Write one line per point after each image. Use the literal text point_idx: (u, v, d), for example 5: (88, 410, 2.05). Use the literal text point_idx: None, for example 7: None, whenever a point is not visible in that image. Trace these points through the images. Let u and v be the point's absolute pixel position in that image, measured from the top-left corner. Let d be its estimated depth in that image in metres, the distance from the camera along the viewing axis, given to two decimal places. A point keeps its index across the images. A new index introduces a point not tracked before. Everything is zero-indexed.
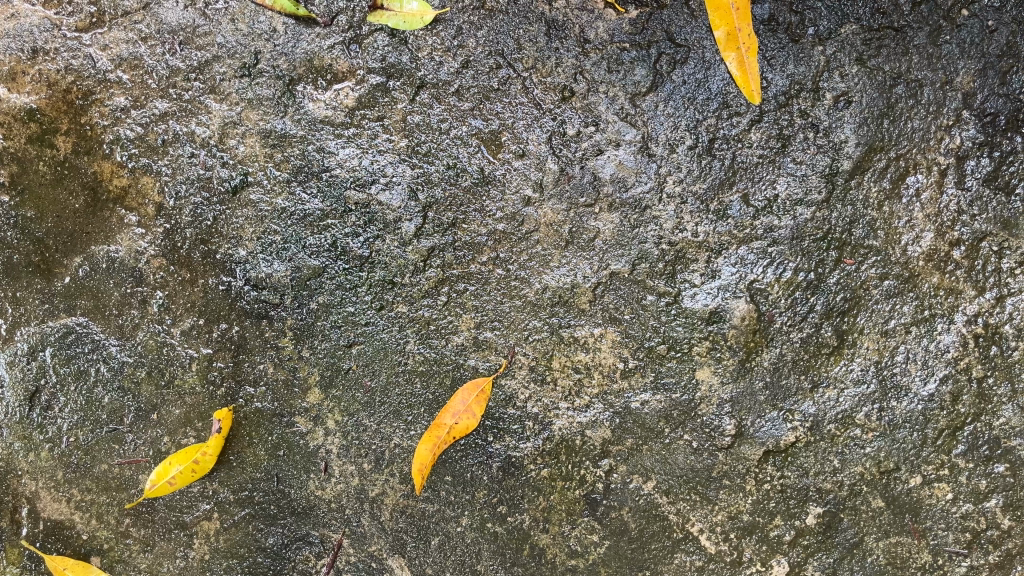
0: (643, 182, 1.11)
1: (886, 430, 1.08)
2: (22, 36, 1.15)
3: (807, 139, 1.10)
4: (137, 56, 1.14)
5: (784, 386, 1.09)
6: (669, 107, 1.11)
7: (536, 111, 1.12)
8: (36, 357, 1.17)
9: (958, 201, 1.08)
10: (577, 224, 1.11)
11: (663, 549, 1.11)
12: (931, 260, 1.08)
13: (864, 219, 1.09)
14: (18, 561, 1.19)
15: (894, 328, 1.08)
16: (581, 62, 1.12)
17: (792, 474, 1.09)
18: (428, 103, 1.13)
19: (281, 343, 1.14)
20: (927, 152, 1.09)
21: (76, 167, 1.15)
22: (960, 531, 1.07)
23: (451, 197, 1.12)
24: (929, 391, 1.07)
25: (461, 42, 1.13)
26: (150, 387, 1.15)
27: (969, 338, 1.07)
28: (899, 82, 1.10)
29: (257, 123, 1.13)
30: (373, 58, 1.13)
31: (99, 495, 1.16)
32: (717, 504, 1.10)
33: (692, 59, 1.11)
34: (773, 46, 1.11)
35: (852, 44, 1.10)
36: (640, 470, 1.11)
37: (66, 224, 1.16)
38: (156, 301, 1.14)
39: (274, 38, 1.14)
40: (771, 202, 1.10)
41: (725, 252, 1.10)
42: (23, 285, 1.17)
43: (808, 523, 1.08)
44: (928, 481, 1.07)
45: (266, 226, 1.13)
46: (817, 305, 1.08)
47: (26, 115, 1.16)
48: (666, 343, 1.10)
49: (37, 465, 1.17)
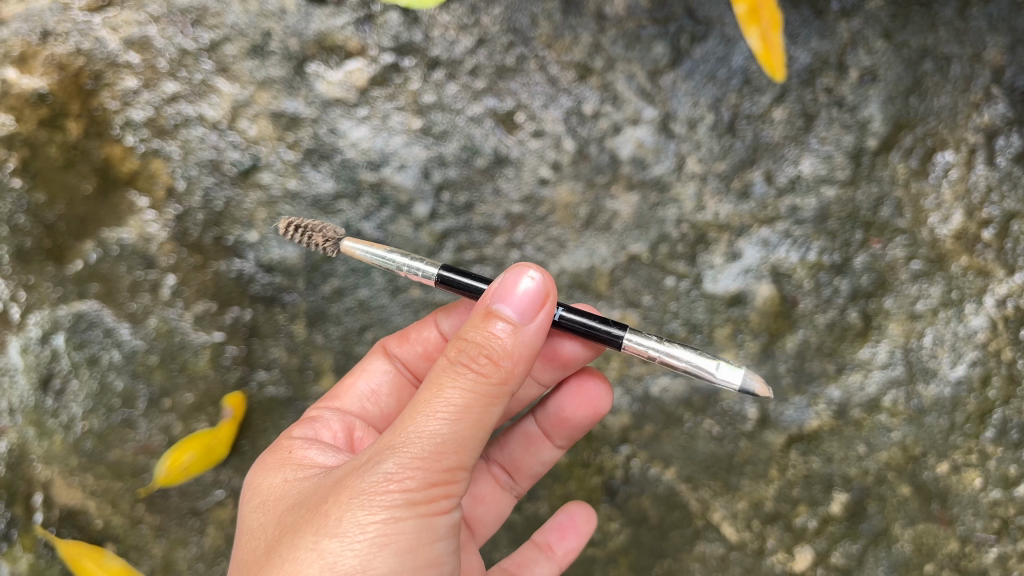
0: (662, 162, 1.10)
1: (914, 416, 1.03)
2: (33, 19, 1.13)
3: (832, 117, 1.07)
4: (147, 37, 1.13)
5: (808, 371, 1.05)
6: (689, 85, 1.09)
7: (552, 90, 1.11)
8: (48, 344, 1.12)
9: (987, 179, 1.05)
10: (594, 206, 1.10)
11: (684, 537, 1.06)
12: (960, 240, 1.05)
13: (891, 198, 1.05)
14: (32, 548, 1.12)
15: (922, 311, 1.04)
16: (598, 40, 1.10)
17: (818, 460, 1.04)
18: (441, 83, 1.11)
19: (294, 328, 1.13)
20: (956, 129, 1.06)
21: (87, 151, 1.12)
22: (989, 518, 1.00)
23: (466, 178, 1.11)
24: (958, 375, 1.03)
25: (476, 20, 1.11)
26: (162, 373, 1.12)
27: (999, 320, 1.04)
28: (926, 57, 1.06)
29: (268, 104, 1.12)
30: (385, 37, 1.12)
31: (113, 482, 1.12)
32: (739, 491, 1.05)
33: (712, 35, 1.08)
34: (796, 23, 1.08)
35: (877, 19, 1.07)
36: (660, 456, 1.08)
37: (77, 208, 1.12)
38: (167, 286, 1.12)
39: (286, 17, 1.12)
40: (794, 182, 1.07)
41: (747, 233, 1.08)
42: (35, 271, 1.13)
43: (833, 511, 1.02)
44: (956, 467, 1.01)
45: (278, 209, 1.12)
46: (842, 287, 1.05)
47: (36, 99, 1.11)
48: (688, 326, 1.08)
49: (52, 452, 1.13)
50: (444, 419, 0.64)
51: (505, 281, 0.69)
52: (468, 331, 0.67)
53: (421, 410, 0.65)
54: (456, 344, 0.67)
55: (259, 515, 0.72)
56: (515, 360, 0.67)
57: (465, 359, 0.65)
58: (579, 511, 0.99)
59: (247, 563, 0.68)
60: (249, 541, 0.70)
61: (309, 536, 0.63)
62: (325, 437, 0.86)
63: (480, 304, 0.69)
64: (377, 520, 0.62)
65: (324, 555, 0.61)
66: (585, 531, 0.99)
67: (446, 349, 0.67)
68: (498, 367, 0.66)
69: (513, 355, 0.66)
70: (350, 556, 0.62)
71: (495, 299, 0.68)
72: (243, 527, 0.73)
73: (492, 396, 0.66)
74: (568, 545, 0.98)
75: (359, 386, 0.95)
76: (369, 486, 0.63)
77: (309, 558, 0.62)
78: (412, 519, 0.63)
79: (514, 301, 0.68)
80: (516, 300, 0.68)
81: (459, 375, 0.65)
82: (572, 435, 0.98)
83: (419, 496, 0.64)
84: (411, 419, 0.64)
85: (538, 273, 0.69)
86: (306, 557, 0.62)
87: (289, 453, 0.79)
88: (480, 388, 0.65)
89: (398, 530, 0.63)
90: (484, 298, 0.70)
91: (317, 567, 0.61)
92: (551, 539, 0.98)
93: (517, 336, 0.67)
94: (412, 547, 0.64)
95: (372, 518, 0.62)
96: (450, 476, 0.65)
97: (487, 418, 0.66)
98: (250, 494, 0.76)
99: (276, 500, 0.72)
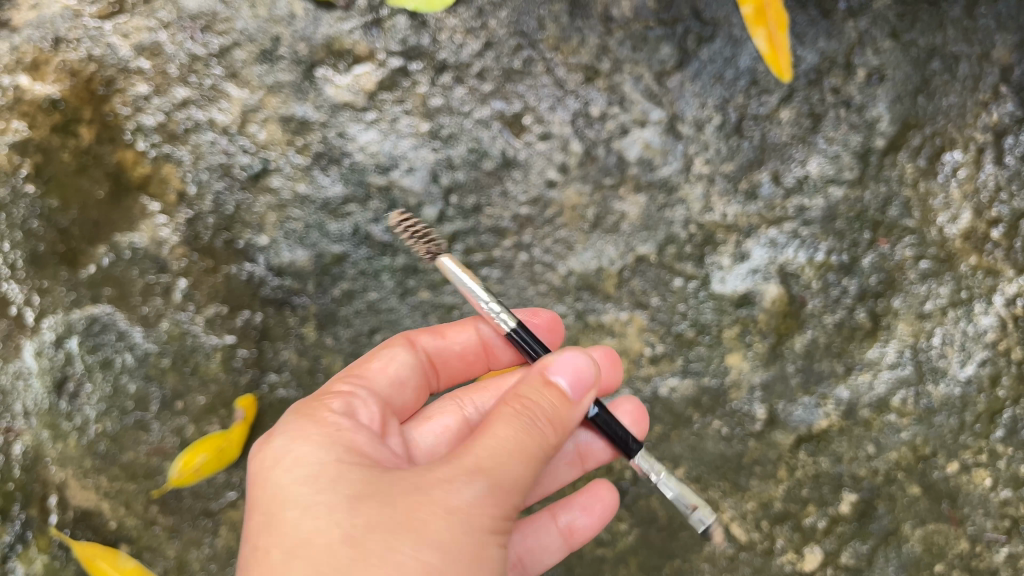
0: (669, 163, 1.10)
1: (923, 415, 1.02)
2: (44, 26, 1.14)
3: (839, 117, 1.07)
4: (157, 42, 1.14)
5: (817, 371, 1.05)
6: (697, 86, 1.09)
7: (560, 92, 1.11)
8: (62, 347, 1.13)
9: (996, 178, 1.05)
10: (602, 208, 1.11)
11: (694, 537, 1.06)
12: (969, 239, 1.05)
13: (899, 198, 1.05)
14: (47, 549, 1.14)
15: (931, 311, 1.04)
16: (605, 41, 1.10)
17: (827, 461, 1.04)
18: (449, 86, 1.12)
19: (304, 331, 1.14)
20: (965, 128, 1.06)
21: (99, 156, 1.13)
22: (998, 518, 1.00)
23: (474, 180, 1.11)
24: (967, 375, 1.03)
25: (483, 23, 1.12)
26: (174, 376, 1.13)
27: (1008, 319, 1.03)
28: (934, 57, 1.06)
29: (277, 108, 1.13)
30: (393, 41, 1.12)
31: (127, 483, 1.13)
32: (748, 492, 1.05)
33: (719, 36, 1.08)
34: (804, 23, 1.07)
35: (885, 18, 1.06)
36: (669, 457, 1.08)
37: (90, 213, 1.13)
38: (179, 290, 1.14)
39: (294, 23, 1.13)
40: (801, 182, 1.07)
41: (755, 234, 1.08)
42: (49, 276, 1.14)
43: (843, 511, 1.02)
44: (966, 467, 1.01)
45: (287, 212, 1.13)
46: (850, 287, 1.05)
47: (49, 105, 1.13)
48: (695, 327, 1.08)
49: (66, 454, 1.14)
50: (524, 462, 0.69)
51: (570, 355, 0.77)
52: (532, 390, 0.74)
53: (496, 440, 0.69)
54: (521, 399, 0.73)
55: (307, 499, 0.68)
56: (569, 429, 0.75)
57: (536, 412, 0.71)
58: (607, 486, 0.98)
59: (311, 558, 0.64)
60: (286, 535, 0.67)
61: (408, 544, 0.63)
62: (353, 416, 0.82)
63: (539, 369, 0.75)
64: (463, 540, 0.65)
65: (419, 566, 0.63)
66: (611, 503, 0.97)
67: (511, 399, 0.73)
68: (559, 425, 0.73)
69: (568, 425, 0.74)
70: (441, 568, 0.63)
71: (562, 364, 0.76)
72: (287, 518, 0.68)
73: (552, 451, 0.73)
74: (592, 521, 0.97)
75: (377, 366, 0.91)
76: (456, 502, 0.66)
77: (407, 564, 0.62)
78: (491, 546, 0.67)
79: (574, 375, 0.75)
80: (574, 368, 0.76)
81: (535, 422, 0.71)
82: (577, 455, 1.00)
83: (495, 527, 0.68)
84: (487, 447, 0.68)
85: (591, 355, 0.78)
86: (402, 564, 0.62)
87: (335, 433, 0.76)
88: (548, 443, 0.72)
89: (481, 552, 0.66)
90: (542, 363, 0.76)
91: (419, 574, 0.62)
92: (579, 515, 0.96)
93: (576, 407, 0.75)
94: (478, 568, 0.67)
95: (463, 536, 0.65)
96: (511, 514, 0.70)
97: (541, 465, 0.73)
98: (280, 483, 0.71)
99: (322, 489, 0.69)
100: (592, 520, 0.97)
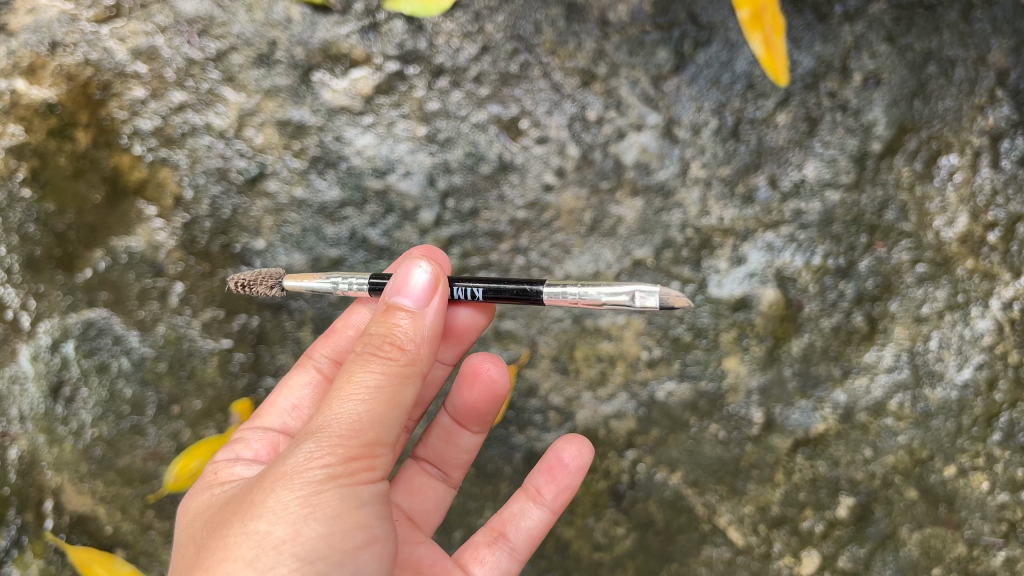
0: (666, 166, 1.10)
1: (920, 419, 1.02)
2: (40, 30, 1.14)
3: (836, 121, 1.07)
4: (154, 47, 1.14)
5: (814, 375, 1.05)
6: (693, 90, 1.09)
7: (557, 96, 1.11)
8: (58, 351, 1.13)
9: (992, 182, 1.05)
10: (599, 211, 1.11)
11: (691, 541, 1.06)
12: (966, 243, 1.05)
13: (895, 202, 1.05)
14: (43, 553, 1.14)
15: (928, 314, 1.04)
16: (602, 46, 1.11)
17: (824, 464, 1.04)
18: (446, 90, 1.12)
19: (300, 335, 1.14)
20: (961, 132, 1.06)
21: (95, 160, 1.13)
22: (996, 521, 1.00)
23: (471, 184, 1.12)
24: (964, 379, 1.03)
25: (480, 27, 1.12)
26: (171, 380, 1.13)
27: (1005, 323, 1.03)
28: (931, 61, 1.06)
29: (274, 113, 1.13)
30: (390, 45, 1.12)
31: (123, 488, 1.13)
32: (746, 496, 1.05)
33: (715, 39, 1.08)
34: (800, 27, 1.08)
35: (881, 22, 1.07)
36: (666, 461, 1.08)
37: (87, 217, 1.13)
38: (175, 294, 1.13)
39: (291, 27, 1.13)
40: (798, 185, 1.07)
41: (753, 238, 1.08)
42: (45, 280, 1.14)
43: (841, 515, 1.02)
44: (963, 470, 1.01)
45: (284, 217, 1.13)
46: (847, 291, 1.05)
47: (46, 109, 1.13)
48: (693, 331, 1.08)
49: (62, 459, 1.13)
50: (358, 400, 0.70)
51: (401, 274, 0.77)
52: (372, 327, 0.74)
53: (334, 396, 0.71)
54: (364, 339, 0.74)
55: (197, 517, 0.76)
56: (420, 345, 0.74)
57: (371, 349, 0.72)
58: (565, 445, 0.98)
59: (193, 557, 0.70)
60: (178, 553, 0.74)
61: (241, 523, 0.68)
62: (247, 455, 0.92)
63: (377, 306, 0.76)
64: (304, 494, 0.67)
65: (254, 535, 0.67)
66: (574, 466, 0.98)
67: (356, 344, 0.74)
68: (403, 351, 0.72)
69: (416, 339, 0.74)
70: (281, 526, 0.67)
71: (402, 289, 0.76)
72: (185, 536, 0.75)
73: (403, 376, 0.72)
74: (560, 487, 0.98)
75: (281, 403, 0.99)
76: (283, 471, 0.69)
77: (241, 540, 0.67)
78: (337, 489, 0.68)
79: (412, 294, 0.76)
80: (403, 287, 0.76)
81: (369, 359, 0.71)
82: (484, 420, 1.02)
83: (343, 470, 0.69)
84: (327, 405, 0.71)
85: (428, 264, 0.78)
86: (235, 545, 0.67)
87: (215, 474, 0.85)
88: (391, 371, 0.71)
89: (320, 502, 0.68)
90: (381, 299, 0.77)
91: (249, 545, 0.66)
92: (542, 484, 0.98)
93: (418, 321, 0.75)
94: (339, 514, 0.69)
95: (293, 497, 0.67)
96: (370, 451, 0.70)
97: (403, 395, 0.73)
98: (184, 513, 0.79)
99: (210, 510, 0.75)
100: (558, 486, 0.98)
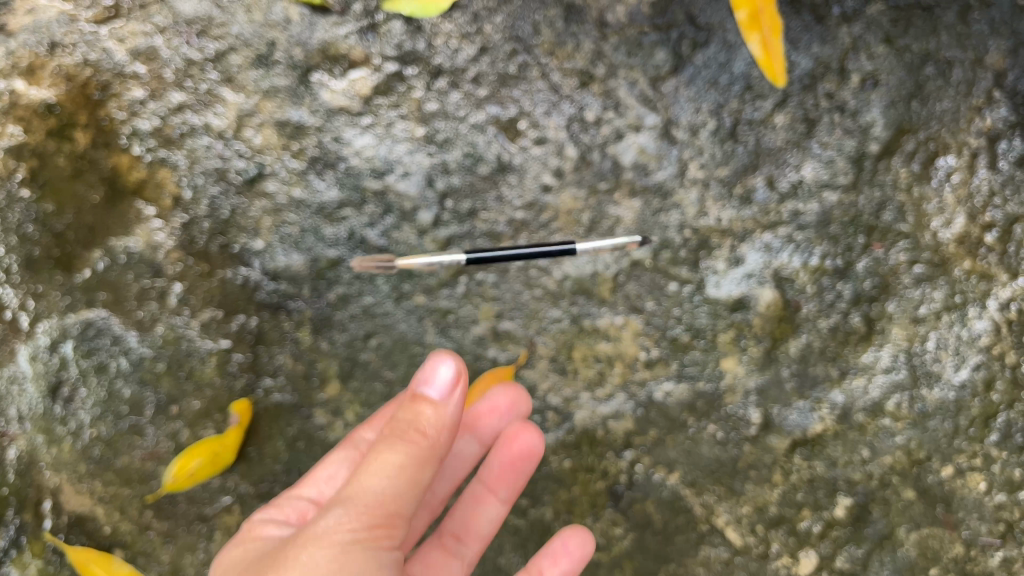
0: (665, 167, 1.10)
1: (917, 420, 1.03)
2: (40, 30, 1.14)
3: (833, 122, 1.07)
4: (153, 47, 1.14)
5: (811, 375, 1.05)
6: (691, 91, 1.10)
7: (555, 97, 1.11)
8: (56, 351, 1.13)
9: (989, 183, 1.05)
10: (597, 212, 1.11)
11: (689, 541, 1.06)
12: (963, 244, 1.05)
13: (893, 203, 1.06)
14: (41, 554, 1.14)
15: (925, 315, 1.04)
16: (600, 47, 1.11)
17: (821, 465, 1.04)
18: (445, 90, 1.12)
19: (299, 335, 1.14)
20: (958, 133, 1.06)
21: (94, 161, 1.13)
22: (994, 522, 1.00)
23: (469, 185, 1.12)
24: (962, 379, 1.03)
25: (479, 28, 1.12)
26: (169, 380, 1.13)
27: (1003, 324, 1.03)
28: (928, 62, 1.06)
29: (273, 113, 1.13)
30: (389, 46, 1.13)
31: (121, 488, 1.13)
32: (743, 496, 1.05)
33: (713, 41, 1.09)
34: (798, 28, 1.08)
35: (878, 24, 1.07)
36: (664, 461, 1.08)
37: (85, 217, 1.13)
38: (174, 294, 1.13)
39: (290, 27, 1.14)
40: (796, 186, 1.08)
41: (751, 238, 1.08)
42: (44, 280, 1.14)
43: (838, 515, 1.02)
44: (961, 471, 1.01)
45: (283, 217, 1.13)
46: (844, 292, 1.05)
47: (45, 110, 1.13)
48: (690, 331, 1.08)
49: (60, 459, 1.14)
50: (386, 477, 0.72)
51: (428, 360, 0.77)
52: (400, 412, 0.76)
53: (362, 471, 0.73)
54: (392, 423, 0.76)
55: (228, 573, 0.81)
56: (442, 431, 0.76)
57: (399, 433, 0.74)
58: (572, 534, 1.00)
59: None
60: None
61: None
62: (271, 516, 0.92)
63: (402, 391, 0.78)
64: (330, 557, 0.70)
65: None
66: (577, 556, 1.00)
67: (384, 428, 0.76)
68: (426, 435, 0.74)
69: (439, 425, 0.75)
70: None
71: (428, 377, 0.76)
72: None
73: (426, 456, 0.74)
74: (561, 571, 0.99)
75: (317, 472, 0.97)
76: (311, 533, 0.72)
77: None
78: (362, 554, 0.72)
79: (437, 383, 0.76)
80: (427, 371, 0.76)
81: (396, 441, 0.74)
82: (515, 484, 1.06)
83: (367, 537, 0.72)
84: (355, 481, 0.73)
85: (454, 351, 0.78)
86: None
87: (247, 534, 0.89)
88: (416, 452, 0.74)
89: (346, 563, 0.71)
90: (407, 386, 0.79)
91: None
92: (545, 567, 1.00)
93: (442, 407, 0.76)
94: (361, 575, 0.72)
95: (322, 559, 0.70)
96: (392, 522, 0.74)
97: (424, 476, 0.75)
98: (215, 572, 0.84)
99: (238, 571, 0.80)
100: (561, 569, 1.00)
